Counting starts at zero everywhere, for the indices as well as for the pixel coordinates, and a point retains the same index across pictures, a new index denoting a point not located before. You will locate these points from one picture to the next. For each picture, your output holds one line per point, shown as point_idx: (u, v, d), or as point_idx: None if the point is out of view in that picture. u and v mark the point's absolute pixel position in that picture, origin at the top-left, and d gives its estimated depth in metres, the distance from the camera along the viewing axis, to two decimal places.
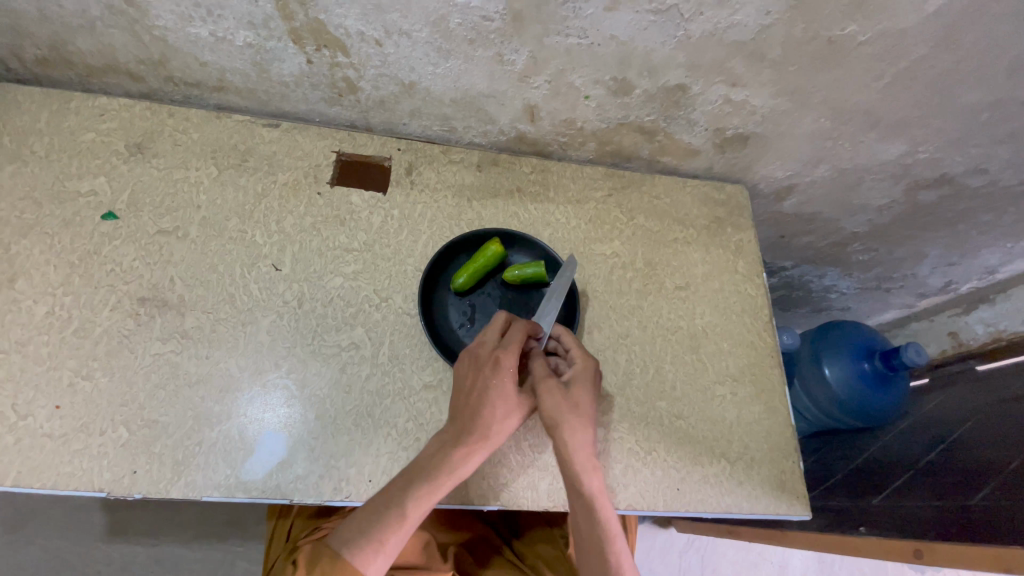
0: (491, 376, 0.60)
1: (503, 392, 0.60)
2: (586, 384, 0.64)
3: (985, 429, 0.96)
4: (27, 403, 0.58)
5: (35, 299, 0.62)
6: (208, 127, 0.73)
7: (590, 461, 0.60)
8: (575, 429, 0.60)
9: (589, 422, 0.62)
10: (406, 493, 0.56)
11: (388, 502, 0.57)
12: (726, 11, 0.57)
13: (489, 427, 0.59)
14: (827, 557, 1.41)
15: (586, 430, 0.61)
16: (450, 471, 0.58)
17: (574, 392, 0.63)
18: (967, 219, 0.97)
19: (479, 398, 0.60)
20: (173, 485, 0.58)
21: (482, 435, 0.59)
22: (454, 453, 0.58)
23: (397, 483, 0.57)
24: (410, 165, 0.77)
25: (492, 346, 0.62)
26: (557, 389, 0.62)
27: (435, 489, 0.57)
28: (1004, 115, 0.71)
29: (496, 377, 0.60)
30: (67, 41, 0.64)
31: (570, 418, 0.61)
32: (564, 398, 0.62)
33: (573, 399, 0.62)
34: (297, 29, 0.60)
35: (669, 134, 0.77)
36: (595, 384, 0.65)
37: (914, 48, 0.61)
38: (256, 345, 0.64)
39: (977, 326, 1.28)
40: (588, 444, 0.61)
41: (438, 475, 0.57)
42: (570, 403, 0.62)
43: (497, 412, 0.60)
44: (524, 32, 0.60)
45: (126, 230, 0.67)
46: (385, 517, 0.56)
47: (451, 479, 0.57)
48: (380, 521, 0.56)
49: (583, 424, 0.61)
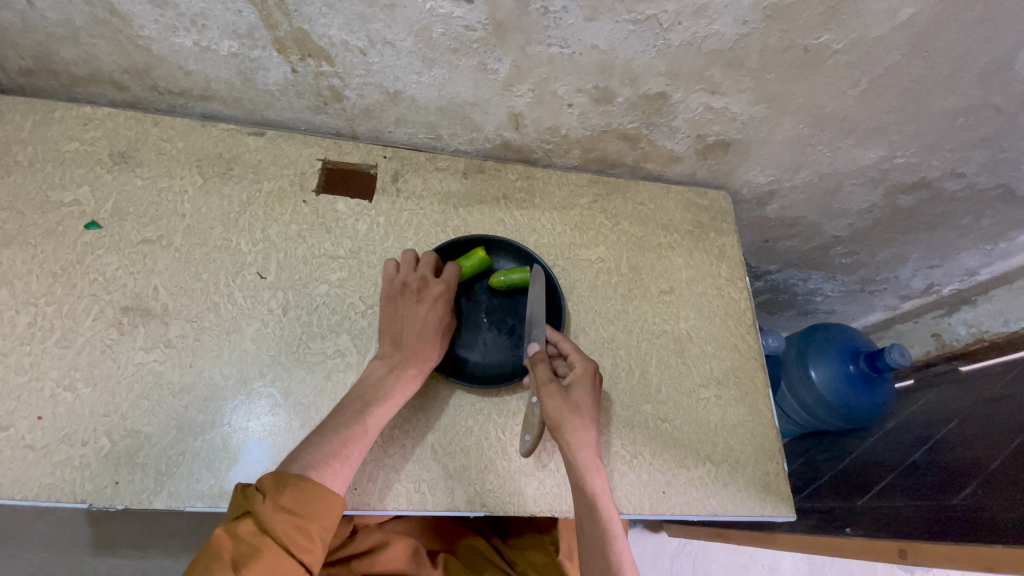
0: (427, 304, 0.65)
1: (439, 320, 0.65)
2: (587, 385, 0.64)
3: (967, 428, 0.97)
4: (8, 414, 0.58)
5: (17, 309, 0.62)
6: (193, 136, 0.73)
7: (592, 461, 0.60)
8: (576, 427, 0.60)
9: (590, 423, 0.62)
10: (360, 413, 0.59)
11: (343, 421, 0.58)
12: (704, 21, 0.59)
13: (421, 351, 0.63)
14: (817, 558, 1.42)
15: (588, 429, 0.61)
16: (394, 391, 0.61)
17: (575, 392, 0.63)
18: (946, 222, 0.99)
19: (417, 323, 0.64)
20: (156, 496, 0.57)
21: (421, 358, 0.63)
22: (397, 375, 0.62)
23: (349, 404, 0.59)
24: (396, 172, 0.77)
25: (426, 279, 0.67)
26: (558, 393, 0.62)
27: (384, 408, 0.60)
28: (976, 122, 0.73)
29: (432, 305, 0.65)
30: (50, 51, 0.64)
31: (571, 418, 0.61)
32: (566, 398, 0.62)
33: (574, 398, 0.62)
34: (282, 39, 0.61)
35: (651, 141, 0.78)
36: (597, 386, 0.65)
37: (888, 56, 0.63)
38: (240, 354, 0.64)
39: (960, 327, 1.30)
40: (591, 443, 0.61)
41: (385, 394, 0.60)
42: (571, 403, 0.62)
43: (431, 336, 0.64)
44: (507, 41, 0.61)
45: (110, 240, 0.67)
46: (339, 434, 0.57)
47: (398, 398, 0.61)
48: (336, 437, 0.57)
49: (585, 424, 0.61)
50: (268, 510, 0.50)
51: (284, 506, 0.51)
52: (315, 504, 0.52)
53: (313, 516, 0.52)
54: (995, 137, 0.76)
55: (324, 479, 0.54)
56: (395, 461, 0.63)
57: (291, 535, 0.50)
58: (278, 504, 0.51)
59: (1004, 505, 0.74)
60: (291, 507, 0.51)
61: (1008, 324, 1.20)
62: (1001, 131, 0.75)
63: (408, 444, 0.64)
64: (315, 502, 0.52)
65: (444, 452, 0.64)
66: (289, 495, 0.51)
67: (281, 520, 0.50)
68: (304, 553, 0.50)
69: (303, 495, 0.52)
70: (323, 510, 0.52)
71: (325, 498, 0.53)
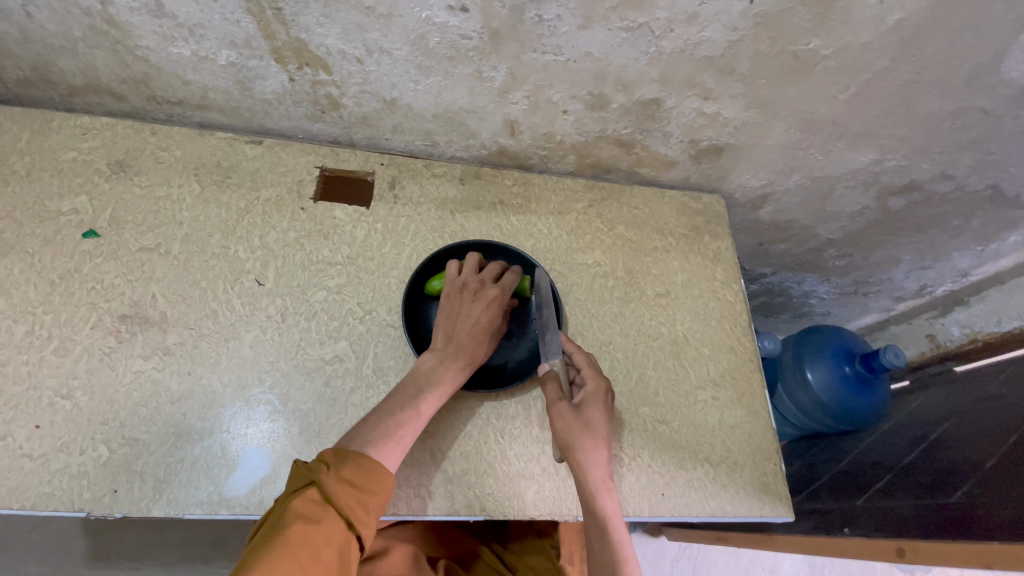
0: (484, 304, 0.66)
1: (492, 321, 0.66)
2: (598, 403, 0.63)
3: (962, 428, 0.98)
4: (5, 423, 0.58)
5: (15, 318, 0.62)
6: (191, 144, 0.74)
7: (604, 481, 0.59)
8: (589, 446, 0.60)
9: (602, 442, 0.61)
10: (413, 397, 0.60)
11: (398, 404, 0.59)
12: (695, 28, 0.60)
13: (473, 351, 0.64)
14: (817, 561, 1.42)
15: (599, 448, 0.60)
16: (443, 382, 0.61)
17: (587, 411, 0.62)
18: (937, 224, 1.00)
19: (471, 320, 0.65)
20: (154, 504, 0.57)
21: (469, 355, 0.64)
22: (446, 366, 0.62)
23: (401, 390, 0.61)
24: (393, 179, 0.78)
25: (486, 283, 0.67)
26: (570, 412, 0.61)
27: (435, 395, 0.61)
28: (964, 125, 0.75)
29: (488, 305, 0.66)
30: (49, 62, 0.65)
31: (583, 436, 0.60)
32: (578, 416, 0.61)
33: (585, 416, 0.61)
34: (279, 48, 0.62)
35: (646, 146, 0.79)
36: (608, 404, 0.65)
37: (876, 61, 0.64)
38: (239, 360, 0.64)
39: (953, 328, 1.32)
40: (601, 463, 0.59)
41: (436, 383, 0.61)
42: (583, 421, 0.61)
43: (482, 334, 0.65)
44: (502, 49, 0.62)
45: (108, 248, 0.67)
46: (395, 415, 0.58)
47: (446, 389, 0.62)
48: (393, 417, 0.58)
49: (595, 444, 0.60)
50: (333, 480, 0.50)
51: (347, 478, 0.51)
52: (375, 480, 0.53)
53: (370, 490, 0.52)
54: (983, 140, 0.78)
55: (381, 458, 0.54)
56: (394, 466, 0.63)
57: (353, 507, 0.50)
58: (340, 475, 0.51)
59: (1000, 502, 0.75)
60: (354, 479, 0.51)
61: (1001, 325, 1.22)
62: (989, 134, 0.76)
63: (407, 449, 0.64)
64: (376, 479, 0.53)
65: (443, 456, 0.65)
66: (351, 469, 0.52)
67: (344, 491, 0.50)
68: (361, 528, 0.50)
69: (363, 470, 0.52)
70: (379, 488, 0.53)
71: (382, 476, 0.53)
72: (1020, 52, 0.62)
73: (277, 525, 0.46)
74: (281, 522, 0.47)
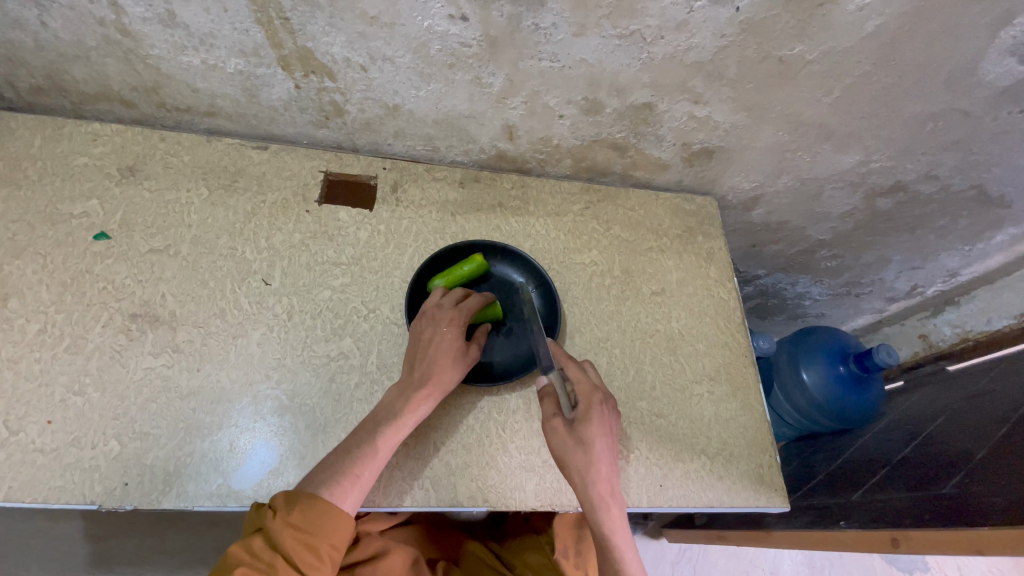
0: (444, 331, 0.66)
1: (454, 346, 0.66)
2: (594, 418, 0.62)
3: (954, 423, 0.99)
4: (19, 419, 0.59)
5: (28, 317, 0.64)
6: (199, 150, 0.76)
7: (599, 498, 0.60)
8: (581, 466, 0.60)
9: (597, 460, 0.60)
10: (373, 433, 0.60)
11: (355, 441, 0.59)
12: (685, 35, 0.63)
13: (435, 379, 0.64)
14: (817, 561, 1.43)
15: (594, 466, 0.60)
16: (405, 414, 0.61)
17: (580, 429, 0.61)
18: (925, 224, 1.03)
19: (432, 348, 0.65)
20: (165, 496, 0.58)
21: (433, 382, 0.63)
22: (408, 396, 0.62)
23: (363, 426, 0.61)
24: (395, 183, 0.80)
25: (444, 308, 0.68)
26: (564, 430, 0.62)
27: (397, 429, 0.60)
28: (945, 126, 0.78)
29: (447, 332, 0.66)
30: (62, 71, 0.67)
31: (574, 456, 0.61)
32: (569, 435, 0.61)
33: (578, 435, 0.61)
34: (287, 56, 0.64)
35: (640, 150, 0.82)
36: (605, 416, 0.63)
37: (859, 65, 0.67)
38: (247, 357, 0.66)
39: (945, 327, 1.34)
40: (597, 481, 0.60)
41: (397, 416, 0.61)
42: (575, 440, 0.61)
43: (445, 360, 0.65)
44: (500, 56, 0.65)
45: (119, 249, 0.69)
46: (352, 453, 0.58)
47: (409, 421, 0.61)
48: (350, 457, 0.58)
49: (591, 463, 0.60)
50: (278, 526, 0.53)
51: (293, 523, 0.54)
52: (324, 522, 0.55)
53: (319, 532, 0.55)
54: (965, 140, 0.81)
55: (335, 498, 0.56)
56: (398, 459, 0.64)
57: (299, 551, 0.53)
58: (286, 521, 0.54)
59: (991, 490, 0.77)
60: (300, 524, 0.54)
61: (991, 323, 1.24)
62: (970, 134, 0.79)
63: (411, 442, 0.66)
64: (325, 521, 0.55)
65: (446, 449, 0.66)
66: (298, 513, 0.54)
67: (289, 537, 0.53)
68: (310, 569, 0.54)
69: (313, 513, 0.54)
70: (331, 529, 0.55)
71: (333, 518, 0.55)
72: (995, 55, 0.65)
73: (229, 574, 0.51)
74: (232, 570, 0.52)
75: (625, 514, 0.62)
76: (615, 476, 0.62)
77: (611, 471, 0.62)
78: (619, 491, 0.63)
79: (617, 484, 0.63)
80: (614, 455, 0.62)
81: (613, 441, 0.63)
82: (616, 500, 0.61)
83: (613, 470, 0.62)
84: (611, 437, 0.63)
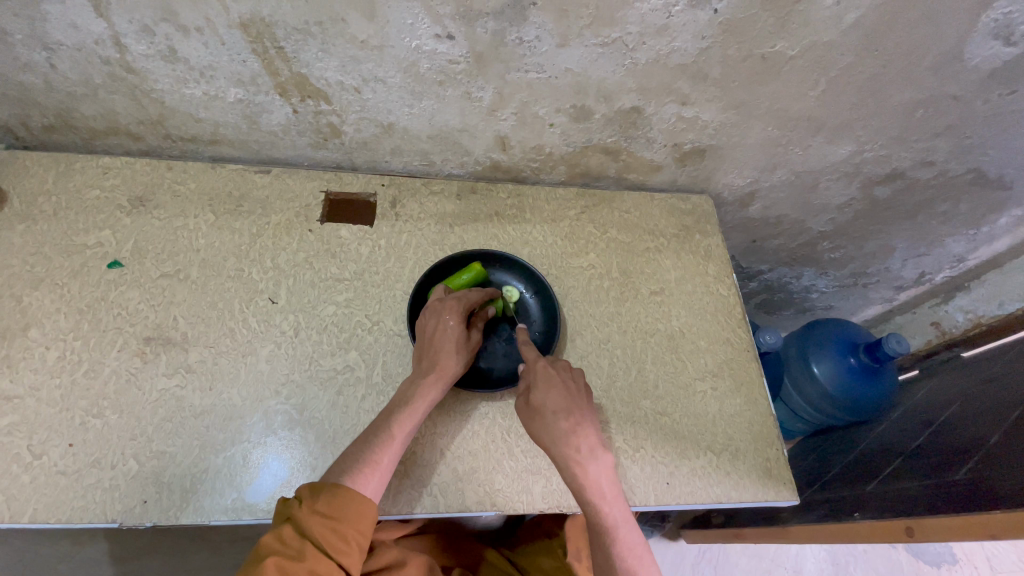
0: (444, 320, 0.68)
1: (457, 334, 0.68)
2: (546, 381, 0.65)
3: (970, 410, 0.98)
4: (42, 443, 0.62)
5: (47, 345, 0.67)
6: (205, 177, 0.79)
7: (569, 456, 0.61)
8: (544, 428, 0.63)
9: (555, 420, 0.63)
10: (387, 421, 0.62)
11: (373, 430, 0.62)
12: (666, 39, 0.64)
13: (439, 363, 0.66)
14: (841, 559, 1.41)
15: (554, 426, 0.63)
16: (416, 399, 0.64)
17: (535, 395, 0.64)
18: (928, 209, 1.02)
19: (436, 337, 0.68)
20: (182, 512, 0.60)
21: (440, 370, 0.66)
22: (419, 385, 0.65)
23: (378, 414, 0.63)
24: (394, 199, 0.83)
25: (440, 296, 0.71)
26: (525, 404, 0.65)
27: (409, 415, 0.63)
28: (936, 112, 0.78)
29: (449, 320, 0.69)
30: (72, 109, 0.71)
31: (535, 421, 0.64)
32: (526, 404, 0.65)
33: (534, 402, 0.64)
34: (284, 83, 0.67)
35: (631, 152, 0.83)
36: (558, 377, 0.66)
37: (841, 57, 0.68)
38: (257, 374, 0.68)
39: (958, 314, 1.30)
40: (562, 439, 0.62)
41: (408, 403, 0.64)
42: (532, 407, 0.64)
43: (450, 348, 0.67)
44: (488, 71, 0.67)
45: (131, 276, 0.72)
46: (370, 441, 0.60)
47: (420, 407, 0.64)
48: (369, 445, 0.60)
49: (549, 425, 0.63)
50: (305, 514, 0.54)
51: (320, 510, 0.55)
52: (350, 509, 0.56)
53: (346, 517, 0.55)
54: (958, 125, 0.80)
55: (358, 486, 0.57)
56: (406, 467, 0.66)
57: (329, 537, 0.54)
58: (313, 508, 0.55)
59: (1004, 475, 0.76)
60: (326, 510, 0.55)
61: (1003, 307, 1.20)
62: (962, 119, 0.79)
63: (418, 450, 0.67)
64: (350, 506, 0.56)
65: (453, 456, 0.67)
66: (325, 500, 0.55)
67: (317, 523, 0.54)
68: (340, 553, 0.54)
69: (339, 499, 0.55)
70: (356, 515, 0.56)
71: (357, 503, 0.56)
72: (978, 39, 0.65)
73: (260, 564, 0.50)
74: (263, 561, 0.51)
75: (604, 469, 0.62)
76: (585, 434, 0.63)
77: (578, 428, 0.63)
78: (597, 449, 0.63)
79: (594, 443, 0.63)
80: (577, 412, 0.64)
81: (570, 400, 0.65)
82: (591, 456, 0.62)
83: (581, 427, 0.63)
84: (572, 397, 0.65)
